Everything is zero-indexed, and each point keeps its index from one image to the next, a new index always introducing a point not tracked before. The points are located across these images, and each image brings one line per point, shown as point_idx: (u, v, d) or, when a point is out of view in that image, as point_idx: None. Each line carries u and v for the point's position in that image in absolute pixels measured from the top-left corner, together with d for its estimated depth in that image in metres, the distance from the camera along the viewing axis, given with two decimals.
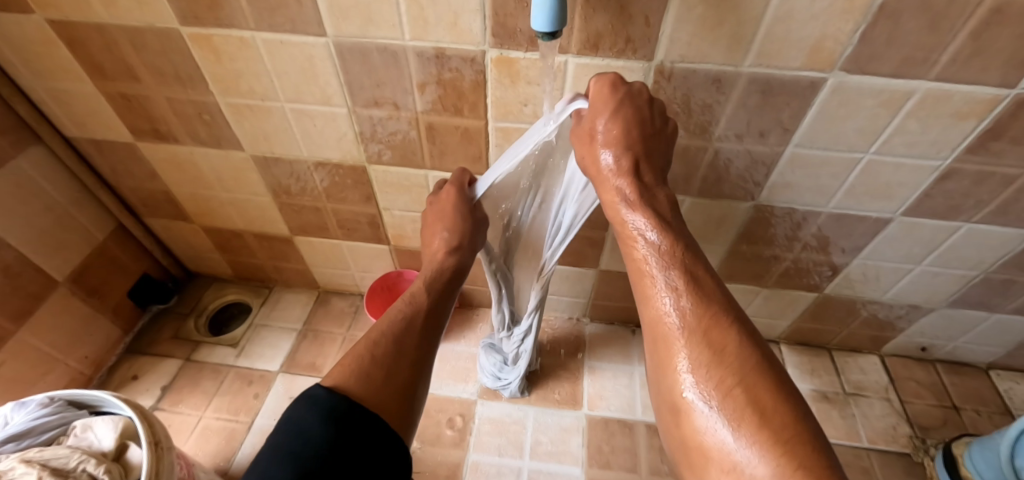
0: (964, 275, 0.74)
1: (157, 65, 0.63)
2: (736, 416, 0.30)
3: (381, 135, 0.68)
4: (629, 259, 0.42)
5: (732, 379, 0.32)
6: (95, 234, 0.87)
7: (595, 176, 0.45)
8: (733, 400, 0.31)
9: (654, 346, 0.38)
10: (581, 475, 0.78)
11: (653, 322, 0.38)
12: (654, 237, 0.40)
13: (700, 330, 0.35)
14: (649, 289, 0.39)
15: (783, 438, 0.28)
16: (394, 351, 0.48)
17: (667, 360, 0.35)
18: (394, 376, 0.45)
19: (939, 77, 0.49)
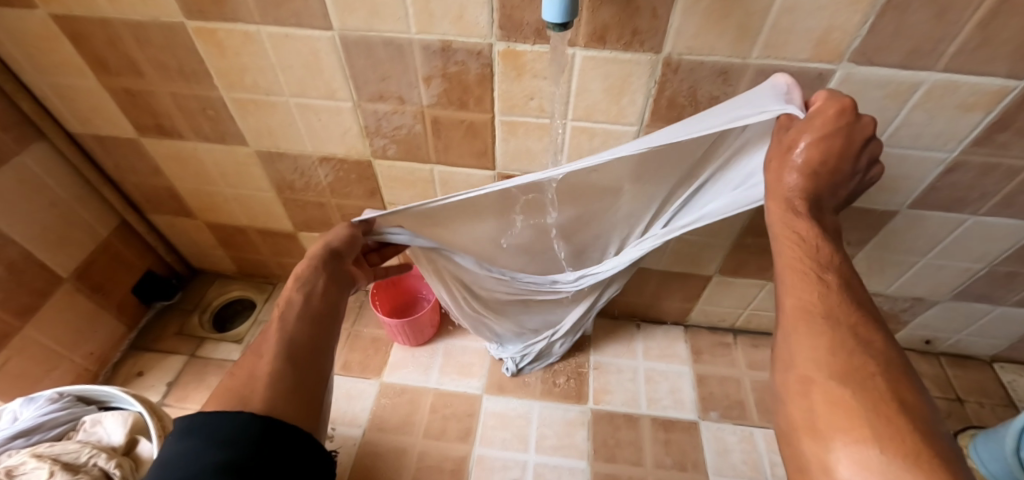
0: (969, 268, 0.74)
1: (161, 60, 0.62)
2: (864, 398, 0.30)
3: (386, 130, 0.68)
4: (779, 253, 0.42)
5: (866, 369, 0.32)
6: (99, 230, 0.87)
7: (773, 183, 0.43)
8: (863, 385, 0.31)
9: (782, 331, 0.38)
10: (586, 469, 0.78)
11: (790, 308, 0.38)
12: (822, 246, 0.39)
13: (844, 326, 0.35)
14: (801, 282, 0.39)
15: (915, 428, 0.28)
16: (254, 363, 0.45)
17: (802, 343, 0.36)
18: (256, 384, 0.42)
19: (947, 68, 0.49)
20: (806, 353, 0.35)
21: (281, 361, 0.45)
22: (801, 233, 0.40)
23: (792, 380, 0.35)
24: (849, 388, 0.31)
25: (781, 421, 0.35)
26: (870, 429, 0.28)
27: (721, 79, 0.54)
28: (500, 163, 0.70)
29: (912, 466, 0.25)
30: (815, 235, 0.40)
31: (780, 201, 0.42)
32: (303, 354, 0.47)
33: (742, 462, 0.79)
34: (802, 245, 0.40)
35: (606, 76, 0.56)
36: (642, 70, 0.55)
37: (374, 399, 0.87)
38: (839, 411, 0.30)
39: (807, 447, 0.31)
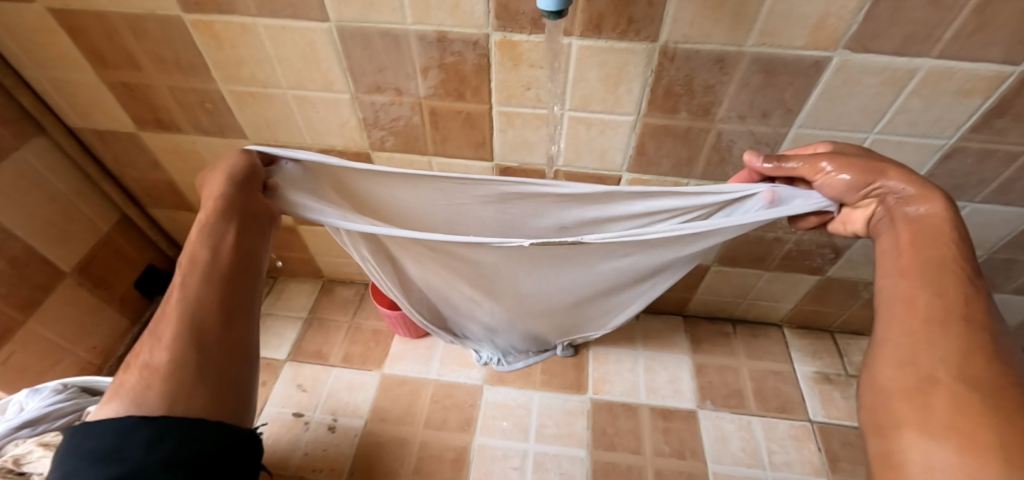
0: None
1: (159, 52, 0.62)
2: (988, 404, 0.30)
3: (384, 122, 0.68)
4: (904, 242, 0.41)
5: (1002, 378, 0.32)
6: (100, 225, 0.87)
7: (909, 188, 0.41)
8: (994, 392, 0.31)
9: (899, 325, 0.38)
10: (586, 457, 0.79)
11: (920, 305, 0.38)
12: (946, 239, 0.39)
13: (980, 332, 0.35)
14: (937, 275, 0.38)
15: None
16: (149, 350, 0.38)
17: (930, 341, 0.36)
18: (152, 381, 0.36)
19: (942, 55, 0.49)
20: (931, 350, 0.35)
21: (178, 344, 0.37)
22: (950, 232, 0.39)
23: (905, 375, 0.35)
24: (975, 393, 0.31)
25: (875, 410, 0.37)
26: (989, 435, 0.29)
27: (718, 67, 0.54)
28: (498, 153, 0.71)
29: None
30: (956, 238, 0.39)
31: (918, 200, 0.41)
32: (218, 328, 0.40)
33: (740, 450, 0.80)
34: (946, 246, 0.39)
35: (602, 65, 0.56)
36: (639, 58, 0.55)
37: (376, 390, 0.87)
38: (959, 415, 0.31)
39: (909, 443, 0.32)
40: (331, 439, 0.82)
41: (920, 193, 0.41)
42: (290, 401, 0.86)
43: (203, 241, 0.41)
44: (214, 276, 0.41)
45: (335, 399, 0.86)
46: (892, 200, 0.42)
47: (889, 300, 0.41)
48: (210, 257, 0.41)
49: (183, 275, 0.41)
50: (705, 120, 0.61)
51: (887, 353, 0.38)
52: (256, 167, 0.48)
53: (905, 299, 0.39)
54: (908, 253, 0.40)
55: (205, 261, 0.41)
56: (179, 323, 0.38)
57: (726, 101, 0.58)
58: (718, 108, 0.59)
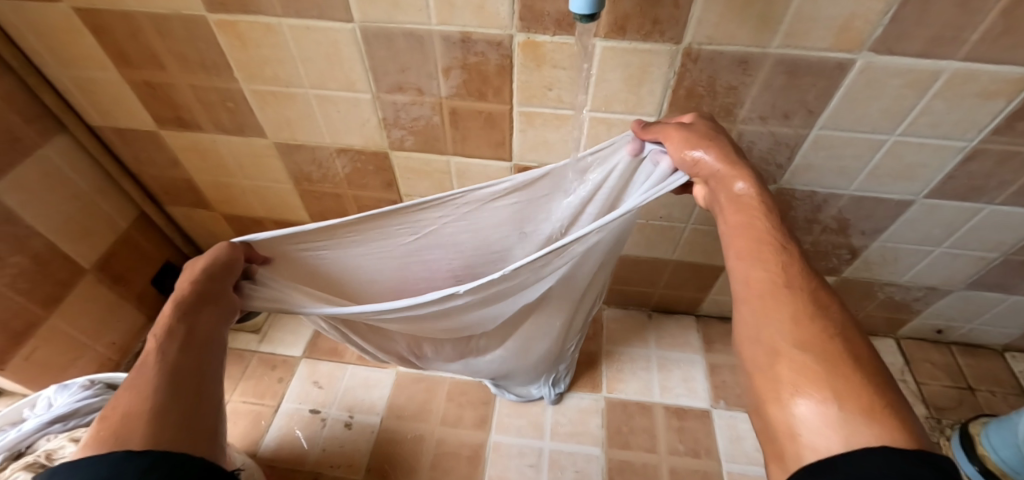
0: (983, 257, 0.74)
1: (182, 52, 0.63)
2: (822, 362, 0.33)
3: (404, 121, 0.69)
4: (736, 227, 0.43)
5: (825, 333, 0.35)
6: (118, 222, 0.88)
7: (720, 168, 0.45)
8: (826, 351, 0.34)
9: (744, 305, 0.40)
10: (600, 454, 0.80)
11: (755, 281, 0.40)
12: (761, 215, 0.43)
13: (802, 295, 0.38)
14: (763, 253, 0.41)
15: (871, 388, 0.31)
16: (128, 402, 0.36)
17: (771, 312, 0.38)
18: (135, 422, 0.35)
19: (968, 57, 0.49)
20: (770, 319, 0.37)
21: (160, 391, 0.37)
22: (760, 206, 0.43)
23: (757, 350, 0.37)
24: (812, 355, 0.34)
25: (751, 395, 0.37)
26: (833, 393, 0.31)
27: (741, 68, 0.55)
28: (517, 153, 0.71)
29: (877, 421, 0.28)
30: (766, 211, 0.43)
31: (733, 182, 0.44)
32: (194, 376, 0.41)
33: (755, 450, 0.80)
34: (763, 218, 0.42)
35: (625, 66, 0.56)
36: (662, 60, 0.55)
37: (391, 387, 0.88)
38: (803, 377, 0.33)
39: (773, 414, 0.33)
40: (348, 435, 0.82)
41: (739, 173, 0.44)
42: (307, 398, 0.87)
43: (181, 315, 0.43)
44: (197, 343, 0.43)
45: (351, 396, 0.87)
46: (714, 181, 0.46)
47: (734, 282, 0.43)
48: (188, 327, 0.43)
49: (160, 343, 0.41)
50: (725, 121, 0.61)
51: (747, 336, 0.39)
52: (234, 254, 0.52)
53: (746, 279, 0.41)
54: (740, 232, 0.43)
55: (183, 330, 0.42)
56: (160, 373, 0.38)
57: (747, 103, 0.58)
58: (739, 110, 0.60)
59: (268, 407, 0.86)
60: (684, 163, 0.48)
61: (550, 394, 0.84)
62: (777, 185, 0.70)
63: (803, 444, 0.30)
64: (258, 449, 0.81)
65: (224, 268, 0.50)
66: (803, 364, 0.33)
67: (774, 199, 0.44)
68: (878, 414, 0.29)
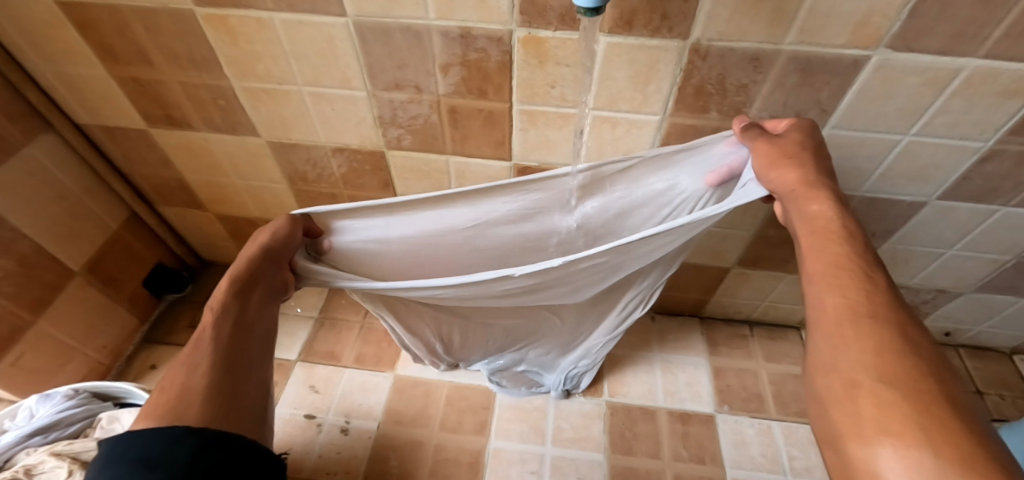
0: (995, 260, 0.73)
1: (171, 48, 0.60)
2: (908, 399, 0.30)
3: (402, 120, 0.66)
4: (817, 246, 0.43)
5: (914, 370, 0.32)
6: (108, 222, 0.85)
7: (794, 187, 0.45)
8: (913, 389, 0.31)
9: (820, 333, 0.39)
10: (603, 461, 0.78)
11: (831, 309, 0.39)
12: (845, 240, 0.42)
13: (887, 327, 0.36)
14: (841, 277, 0.40)
15: (970, 431, 0.28)
16: (184, 378, 0.38)
17: (852, 342, 0.36)
18: (190, 402, 0.37)
19: (989, 54, 0.47)
20: (851, 352, 0.36)
21: (214, 372, 0.40)
22: (839, 231, 0.42)
23: (834, 384, 0.35)
24: (898, 392, 0.31)
25: (826, 432, 0.35)
26: (920, 433, 0.28)
27: (752, 66, 0.52)
28: (518, 153, 0.69)
29: (977, 469, 0.25)
30: (847, 237, 0.42)
31: (815, 198, 0.44)
32: (242, 360, 0.43)
33: (760, 455, 0.79)
34: (840, 242, 0.42)
35: (631, 63, 0.54)
36: (670, 57, 0.53)
37: (390, 392, 0.86)
38: (887, 414, 0.30)
39: (853, 453, 0.31)
40: (344, 441, 0.81)
41: (808, 187, 0.45)
42: (303, 402, 0.85)
43: (233, 290, 0.45)
44: (245, 326, 0.45)
45: (348, 401, 0.85)
46: (788, 199, 0.46)
47: (811, 311, 0.41)
48: (239, 306, 0.45)
49: (215, 320, 0.43)
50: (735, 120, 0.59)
51: (819, 366, 0.38)
52: (292, 233, 0.53)
53: (819, 304, 0.40)
54: (812, 253, 0.43)
55: (235, 309, 0.45)
56: (215, 352, 0.41)
57: (758, 101, 0.56)
58: (749, 108, 0.57)
59: None
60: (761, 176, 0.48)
61: (558, 387, 0.83)
62: None
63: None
64: None
65: (284, 245, 0.51)
66: (883, 401, 0.31)
67: (852, 219, 0.43)
68: (975, 457, 0.26)
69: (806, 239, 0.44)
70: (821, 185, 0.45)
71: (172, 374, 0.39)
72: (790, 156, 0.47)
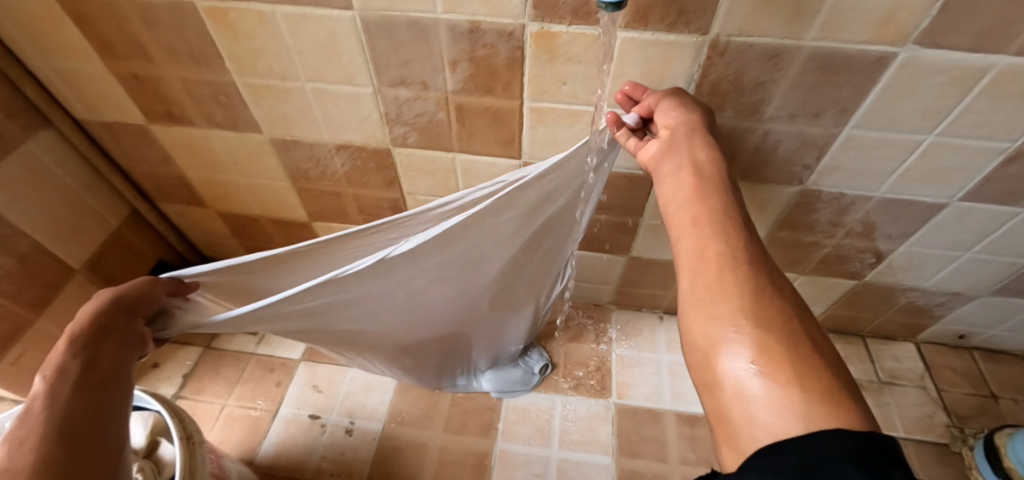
0: (1015, 263, 0.71)
1: (171, 43, 0.59)
2: (783, 341, 0.32)
3: (407, 117, 0.65)
4: (693, 195, 0.43)
5: (783, 313, 0.34)
6: (109, 220, 0.84)
7: (689, 135, 0.46)
8: (782, 330, 0.33)
9: (695, 278, 0.39)
10: (610, 464, 0.77)
11: (714, 254, 0.39)
12: (719, 184, 0.44)
13: (759, 272, 0.38)
14: (716, 224, 0.41)
15: (826, 369, 0.31)
16: (20, 458, 0.36)
17: (727, 287, 0.37)
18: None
19: (1020, 52, 0.45)
20: (727, 297, 0.36)
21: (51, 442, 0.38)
22: (717, 176, 0.44)
23: (714, 330, 0.35)
24: (772, 334, 0.33)
25: (700, 370, 0.36)
26: (794, 373, 0.30)
27: (771, 63, 0.50)
28: (527, 151, 0.67)
29: (832, 403, 0.28)
30: (723, 184, 0.44)
31: (703, 145, 0.45)
32: (92, 419, 0.41)
33: None
34: (722, 192, 0.43)
35: (646, 59, 0.52)
36: (686, 53, 0.51)
37: (393, 393, 0.85)
38: (763, 356, 0.32)
39: (731, 398, 0.32)
40: (349, 442, 0.80)
41: (699, 141, 0.45)
42: (306, 403, 0.84)
43: (75, 352, 0.43)
44: (98, 386, 0.43)
45: (352, 401, 0.85)
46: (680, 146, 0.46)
47: (683, 256, 0.41)
48: (84, 366, 0.43)
49: (52, 387, 0.40)
50: (751, 119, 0.57)
51: (693, 307, 0.38)
52: (153, 289, 0.51)
53: (698, 250, 0.40)
54: (690, 204, 0.43)
55: (78, 369, 0.42)
56: (50, 421, 0.39)
57: (776, 100, 0.54)
58: (766, 107, 0.56)
59: (266, 413, 0.83)
60: (668, 137, 0.47)
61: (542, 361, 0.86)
62: (802, 186, 0.66)
63: (755, 421, 0.29)
64: (255, 456, 0.78)
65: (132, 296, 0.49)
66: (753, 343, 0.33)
67: (727, 172, 0.45)
68: (833, 393, 0.29)
69: (688, 189, 0.44)
70: (711, 142, 0.45)
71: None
72: (689, 110, 0.47)
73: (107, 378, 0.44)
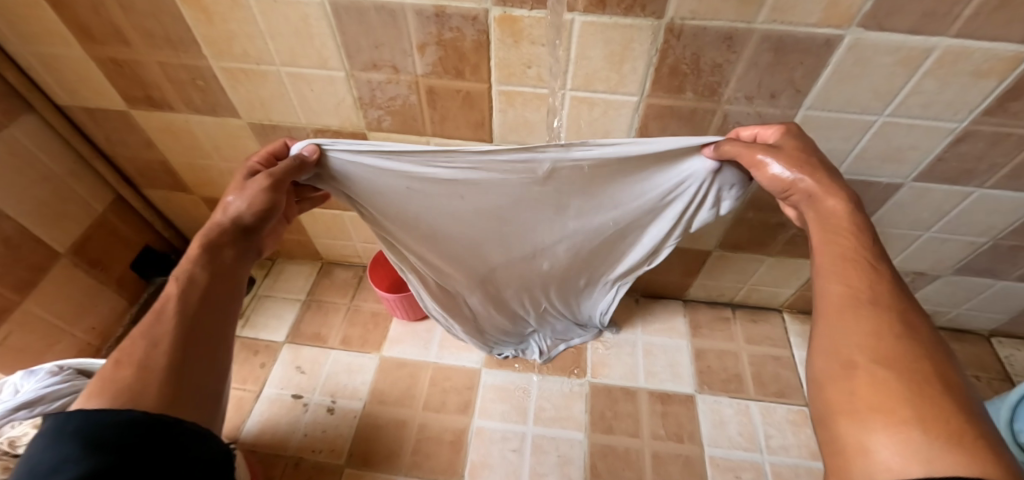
0: (972, 242, 0.73)
1: (147, 27, 0.60)
2: (905, 382, 0.31)
3: (381, 101, 0.66)
4: (834, 246, 0.42)
5: (911, 352, 0.33)
6: (93, 205, 0.86)
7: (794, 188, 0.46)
8: (907, 369, 0.32)
9: (820, 318, 0.39)
10: (584, 440, 0.80)
11: (836, 295, 0.39)
12: (848, 232, 0.42)
13: (890, 313, 0.36)
14: (852, 271, 0.40)
15: (959, 413, 0.29)
16: (144, 350, 0.37)
17: (851, 323, 0.36)
18: (149, 376, 0.36)
19: (960, 33, 0.47)
20: (849, 334, 0.36)
21: (175, 349, 0.38)
22: (850, 225, 0.42)
23: (832, 364, 0.36)
24: (892, 373, 0.32)
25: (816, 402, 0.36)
26: (913, 414, 0.29)
27: (726, 45, 0.52)
28: (498, 135, 0.69)
29: (955, 445, 0.27)
30: (856, 231, 0.42)
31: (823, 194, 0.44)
32: (208, 328, 0.42)
33: (738, 434, 0.80)
34: (849, 235, 0.42)
35: (605, 43, 0.54)
36: (644, 35, 0.52)
37: (375, 373, 0.88)
38: (879, 394, 0.31)
39: (846, 429, 0.32)
40: (330, 420, 0.82)
41: (801, 182, 0.45)
42: (289, 383, 0.86)
43: (202, 252, 0.46)
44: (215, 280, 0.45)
45: (334, 381, 0.87)
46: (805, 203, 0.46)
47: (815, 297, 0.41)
48: (211, 258, 0.46)
49: (181, 287, 0.43)
50: (711, 101, 0.59)
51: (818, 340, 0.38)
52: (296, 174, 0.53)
53: (823, 293, 0.40)
54: (823, 253, 0.42)
55: (207, 263, 0.45)
56: (175, 328, 0.40)
57: (733, 82, 0.56)
58: (724, 89, 0.57)
59: (249, 392, 0.85)
60: (771, 186, 0.48)
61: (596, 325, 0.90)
62: None
63: (875, 456, 0.29)
64: (239, 434, 0.81)
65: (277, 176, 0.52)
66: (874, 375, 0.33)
67: (857, 201, 0.44)
68: (961, 435, 0.27)
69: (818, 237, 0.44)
70: (819, 179, 0.45)
71: (129, 347, 0.38)
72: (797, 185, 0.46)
73: (218, 298, 0.44)
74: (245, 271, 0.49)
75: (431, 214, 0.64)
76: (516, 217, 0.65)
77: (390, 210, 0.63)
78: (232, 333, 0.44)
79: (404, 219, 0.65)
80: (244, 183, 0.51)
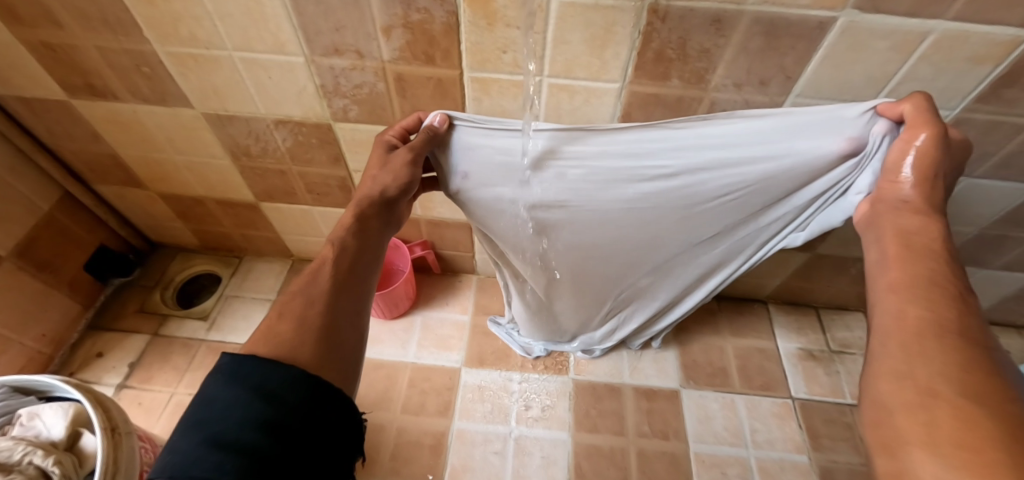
0: (958, 232, 0.73)
1: (79, 6, 0.54)
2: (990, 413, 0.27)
3: (346, 89, 0.61)
4: (916, 260, 0.40)
5: (1003, 388, 0.28)
6: (37, 204, 0.79)
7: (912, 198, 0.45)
8: (994, 402, 0.27)
9: (890, 343, 0.36)
10: (568, 440, 0.78)
11: (916, 318, 0.36)
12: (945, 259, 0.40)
13: (976, 347, 0.32)
14: (938, 295, 0.37)
15: None
16: (302, 308, 0.41)
17: (933, 348, 0.33)
18: (303, 338, 0.38)
19: (958, 16, 0.44)
20: (929, 361, 0.32)
21: (329, 308, 0.42)
22: (934, 245, 0.41)
23: (906, 390, 0.32)
24: (979, 405, 0.27)
25: (879, 432, 0.32)
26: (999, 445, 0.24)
27: (714, 29, 0.49)
28: None
29: None
30: (946, 257, 0.40)
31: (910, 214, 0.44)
32: (353, 310, 0.44)
33: (723, 429, 0.79)
34: (935, 260, 0.40)
35: (586, 26, 0.50)
36: (627, 18, 0.48)
37: None
38: (963, 425, 0.27)
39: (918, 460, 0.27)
40: None
41: (915, 178, 0.45)
42: None
43: (351, 234, 0.49)
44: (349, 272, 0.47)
45: None
46: (889, 213, 0.46)
47: (884, 323, 0.38)
48: (355, 247, 0.48)
49: (335, 256, 0.47)
50: (697, 88, 0.56)
51: (892, 365, 0.34)
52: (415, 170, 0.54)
53: (899, 315, 0.37)
54: (896, 266, 0.41)
55: (352, 248, 0.48)
56: (329, 294, 0.43)
57: (721, 68, 0.53)
58: (712, 75, 0.54)
59: None
60: (890, 167, 0.47)
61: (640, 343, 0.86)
62: None
63: None
64: None
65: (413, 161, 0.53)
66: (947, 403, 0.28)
67: (946, 228, 0.42)
68: None
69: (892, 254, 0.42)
70: (929, 183, 0.44)
71: (295, 306, 0.41)
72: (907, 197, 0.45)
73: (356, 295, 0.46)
74: (382, 243, 0.53)
75: (483, 215, 0.63)
76: (516, 222, 0.63)
77: (498, 213, 0.62)
78: (365, 309, 0.46)
79: (481, 216, 0.64)
80: (387, 159, 0.53)
